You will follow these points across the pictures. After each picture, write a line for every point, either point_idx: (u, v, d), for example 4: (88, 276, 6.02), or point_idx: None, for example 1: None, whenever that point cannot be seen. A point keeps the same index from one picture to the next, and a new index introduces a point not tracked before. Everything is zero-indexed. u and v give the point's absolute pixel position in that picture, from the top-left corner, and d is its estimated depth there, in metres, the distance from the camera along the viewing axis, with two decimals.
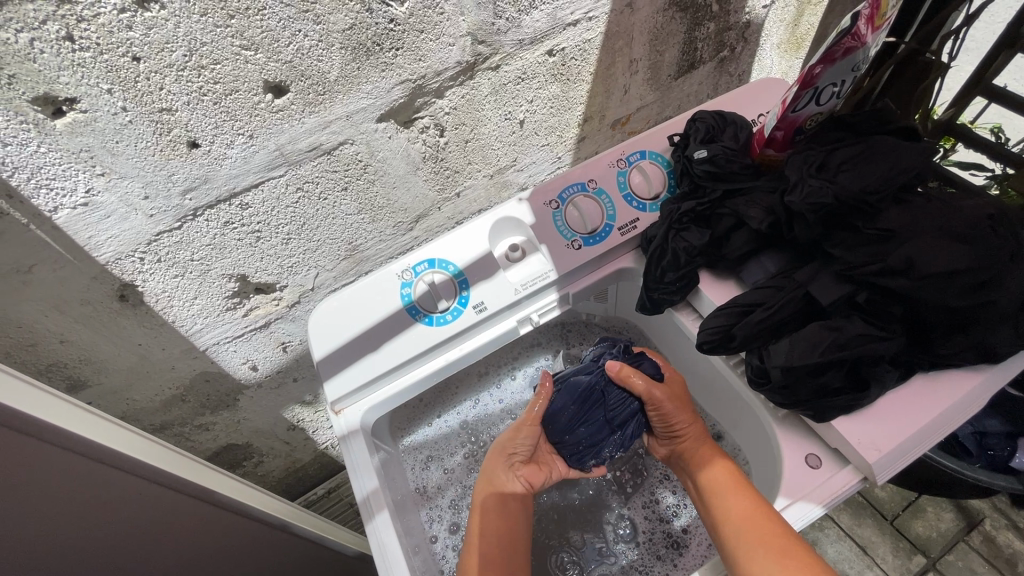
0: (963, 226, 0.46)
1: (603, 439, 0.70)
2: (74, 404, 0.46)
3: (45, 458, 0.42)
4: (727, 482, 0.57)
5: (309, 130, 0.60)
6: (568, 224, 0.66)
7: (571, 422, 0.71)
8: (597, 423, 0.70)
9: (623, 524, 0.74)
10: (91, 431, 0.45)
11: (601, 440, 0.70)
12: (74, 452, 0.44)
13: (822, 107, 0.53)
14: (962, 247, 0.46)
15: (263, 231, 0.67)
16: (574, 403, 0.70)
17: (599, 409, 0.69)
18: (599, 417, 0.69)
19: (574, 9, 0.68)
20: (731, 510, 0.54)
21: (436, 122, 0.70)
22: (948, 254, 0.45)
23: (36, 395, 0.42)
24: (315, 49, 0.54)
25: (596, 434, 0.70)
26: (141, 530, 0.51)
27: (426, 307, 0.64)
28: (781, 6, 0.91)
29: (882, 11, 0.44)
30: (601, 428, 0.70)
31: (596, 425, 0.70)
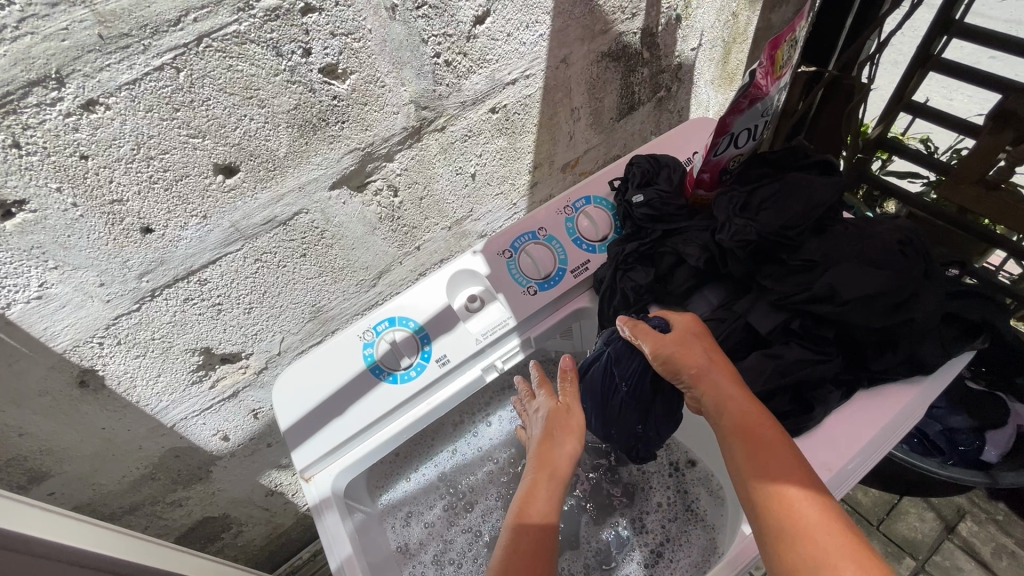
0: (876, 251, 0.50)
1: (633, 430, 0.66)
2: (24, 504, 0.49)
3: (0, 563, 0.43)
4: (755, 473, 0.47)
5: (263, 204, 0.62)
6: (522, 271, 0.68)
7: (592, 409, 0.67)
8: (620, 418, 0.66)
9: None
10: (40, 529, 0.48)
11: (628, 430, 0.66)
12: (26, 551, 0.46)
13: (741, 150, 0.56)
14: (878, 272, 0.49)
15: (224, 303, 0.68)
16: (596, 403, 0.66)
17: (618, 394, 0.65)
18: (621, 403, 0.65)
19: (511, 69, 0.72)
20: (767, 516, 0.45)
21: (389, 184, 0.72)
22: (866, 279, 0.49)
23: None
24: (262, 130, 0.57)
25: (620, 422, 0.66)
26: None
27: (389, 365, 0.64)
28: (707, 47, 0.98)
29: (776, 64, 0.48)
30: (625, 413, 0.65)
31: (619, 412, 0.66)
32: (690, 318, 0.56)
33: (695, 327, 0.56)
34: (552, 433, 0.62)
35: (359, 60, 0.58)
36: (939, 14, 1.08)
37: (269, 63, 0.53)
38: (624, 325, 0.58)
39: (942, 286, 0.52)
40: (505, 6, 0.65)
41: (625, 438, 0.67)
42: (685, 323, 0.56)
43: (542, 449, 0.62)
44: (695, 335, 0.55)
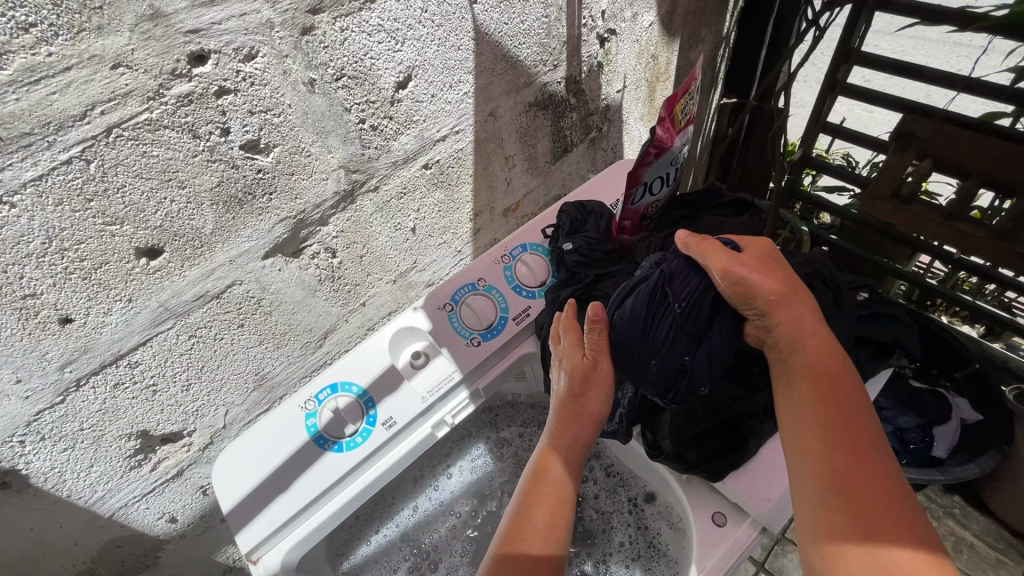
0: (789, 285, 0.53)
1: (676, 364, 0.51)
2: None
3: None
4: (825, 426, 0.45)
5: (192, 281, 0.61)
6: (464, 324, 0.69)
7: (627, 339, 0.54)
8: (666, 357, 0.52)
9: None
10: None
11: (670, 363, 0.52)
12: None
13: (657, 196, 0.59)
14: None
15: (159, 383, 0.66)
16: (638, 334, 0.53)
17: (667, 316, 0.52)
18: (670, 330, 0.51)
19: (439, 127, 0.75)
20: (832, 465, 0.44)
21: (326, 246, 0.72)
22: None
23: None
24: (185, 210, 0.56)
25: (663, 355, 0.52)
26: None
27: (334, 434, 0.63)
28: (632, 88, 1.03)
29: (674, 118, 0.51)
30: (672, 342, 0.52)
31: (663, 343, 0.52)
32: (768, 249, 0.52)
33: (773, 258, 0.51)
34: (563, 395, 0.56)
35: (281, 133, 0.59)
36: (840, 44, 1.16)
37: (186, 146, 0.53)
38: (688, 242, 0.52)
39: (853, 312, 0.56)
40: (425, 70, 0.68)
41: (660, 380, 0.53)
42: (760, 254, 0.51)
43: (565, 408, 0.55)
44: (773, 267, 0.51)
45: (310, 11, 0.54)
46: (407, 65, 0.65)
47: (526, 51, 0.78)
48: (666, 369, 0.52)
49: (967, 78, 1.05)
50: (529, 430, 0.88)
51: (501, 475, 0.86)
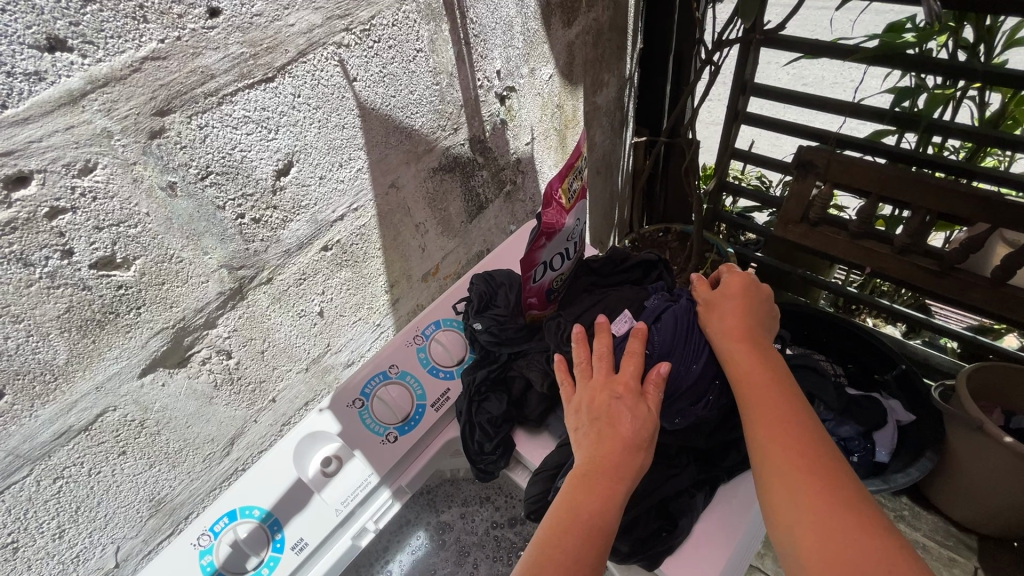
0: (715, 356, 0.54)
1: (713, 371, 0.52)
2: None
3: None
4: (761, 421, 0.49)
5: (48, 420, 0.53)
6: (378, 419, 0.63)
7: (669, 346, 0.52)
8: (701, 367, 0.52)
9: None
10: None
11: (709, 369, 0.52)
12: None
13: (559, 271, 0.57)
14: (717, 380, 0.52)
15: (21, 540, 0.56)
16: (677, 344, 0.52)
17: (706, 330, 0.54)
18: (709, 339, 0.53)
19: (334, 207, 0.70)
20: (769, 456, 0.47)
21: (217, 349, 0.66)
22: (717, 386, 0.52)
23: None
24: (25, 345, 0.49)
25: (702, 363, 0.52)
26: None
27: (235, 570, 0.56)
28: (541, 139, 1.03)
29: (559, 198, 0.49)
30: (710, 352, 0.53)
31: (700, 352, 0.53)
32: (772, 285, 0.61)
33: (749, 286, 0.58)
34: (616, 439, 0.47)
35: (141, 244, 0.53)
36: (735, 78, 1.21)
37: (15, 277, 0.46)
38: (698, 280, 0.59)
39: None
40: (308, 153, 0.64)
41: (694, 390, 0.51)
42: (736, 283, 0.58)
43: (620, 454, 0.47)
44: (740, 292, 0.57)
45: (156, 113, 0.49)
46: (285, 152, 0.61)
47: (421, 119, 0.76)
48: (700, 378, 0.52)
49: (852, 103, 1.11)
50: (471, 509, 0.82)
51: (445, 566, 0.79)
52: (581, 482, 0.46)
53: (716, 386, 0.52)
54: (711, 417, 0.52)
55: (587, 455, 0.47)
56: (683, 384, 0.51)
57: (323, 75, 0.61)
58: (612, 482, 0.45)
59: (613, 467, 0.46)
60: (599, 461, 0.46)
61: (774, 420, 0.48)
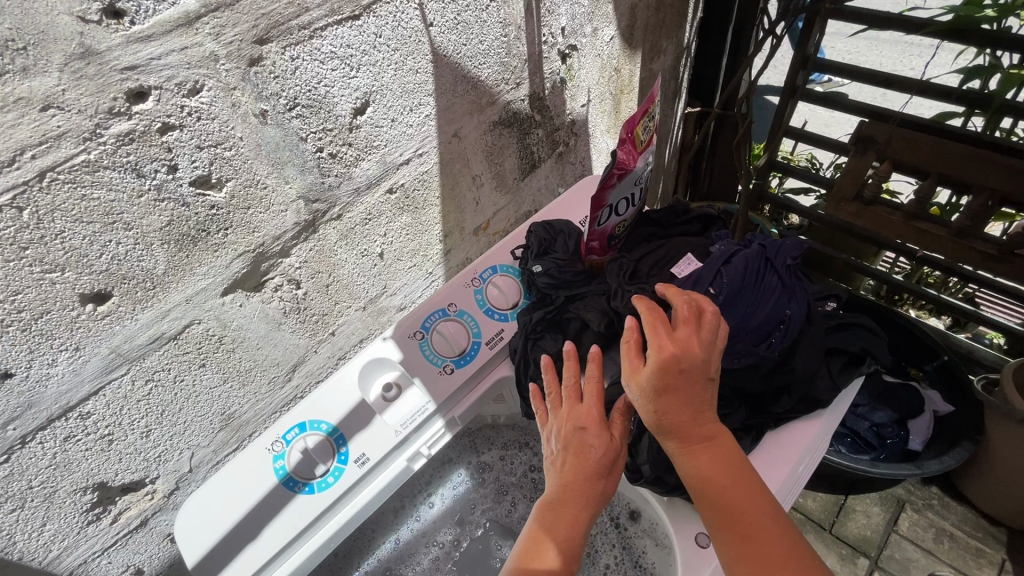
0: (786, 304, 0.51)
1: (781, 314, 0.50)
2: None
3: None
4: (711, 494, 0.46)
5: (145, 324, 0.58)
6: (436, 351, 0.67)
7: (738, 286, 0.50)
8: (769, 310, 0.49)
9: None
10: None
11: (777, 312, 0.50)
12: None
13: (623, 216, 0.58)
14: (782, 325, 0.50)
15: (115, 433, 0.62)
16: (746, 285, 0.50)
17: (775, 273, 0.51)
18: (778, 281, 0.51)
19: (402, 150, 0.73)
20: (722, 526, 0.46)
21: (289, 278, 0.70)
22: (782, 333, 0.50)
23: None
24: (133, 252, 0.54)
25: (771, 305, 0.50)
26: None
27: (304, 475, 0.61)
28: (596, 102, 1.03)
29: (635, 140, 0.51)
30: (780, 294, 0.50)
31: (770, 294, 0.50)
32: (710, 316, 0.47)
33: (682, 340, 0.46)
34: (582, 465, 0.50)
35: (233, 167, 0.57)
36: (795, 53, 1.18)
37: (130, 186, 0.50)
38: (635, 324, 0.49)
39: (822, 324, 0.56)
40: (384, 95, 0.66)
41: (761, 332, 0.49)
42: (666, 356, 0.46)
43: (584, 484, 0.50)
44: (678, 371, 0.45)
45: (256, 41, 0.52)
46: (364, 91, 0.64)
47: (487, 70, 0.78)
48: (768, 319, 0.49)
49: (919, 81, 1.08)
50: (510, 452, 0.85)
51: (484, 502, 0.84)
52: (550, 509, 0.50)
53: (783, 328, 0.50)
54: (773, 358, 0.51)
55: (555, 485, 0.51)
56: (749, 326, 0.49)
57: (403, 17, 0.63)
58: (579, 505, 0.50)
59: (579, 492, 0.50)
60: (567, 488, 0.50)
61: (729, 501, 0.46)
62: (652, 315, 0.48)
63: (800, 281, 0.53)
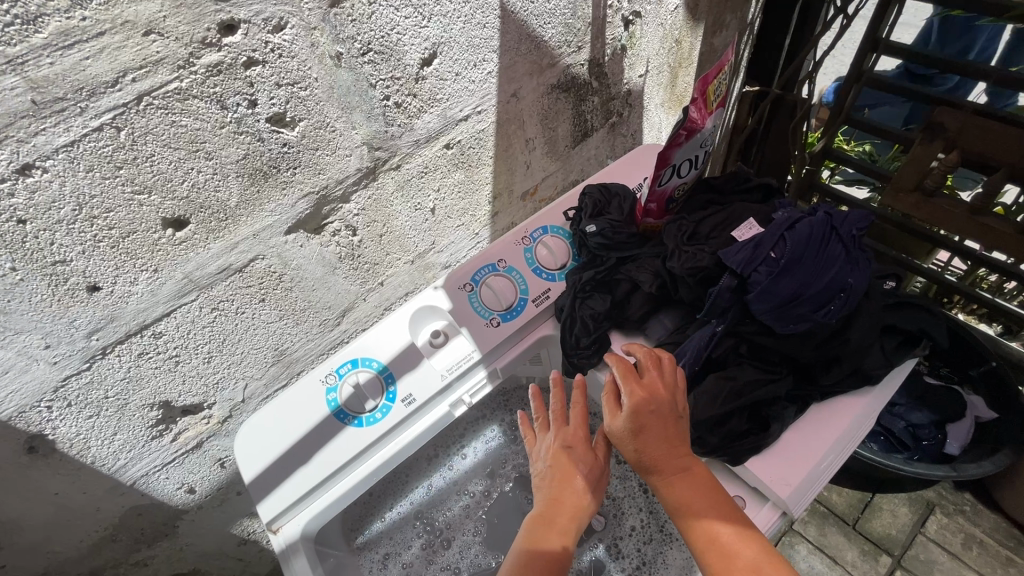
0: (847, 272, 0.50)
1: (842, 282, 0.49)
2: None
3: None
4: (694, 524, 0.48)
5: (216, 254, 0.62)
6: (484, 304, 0.69)
7: (802, 250, 0.49)
8: (830, 278, 0.49)
9: None
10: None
11: (838, 280, 0.49)
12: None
13: (685, 179, 0.59)
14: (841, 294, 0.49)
15: (182, 355, 0.67)
16: (809, 251, 0.49)
17: (840, 242, 0.50)
18: (841, 251, 0.50)
19: (463, 106, 0.74)
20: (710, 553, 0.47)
21: (347, 224, 0.73)
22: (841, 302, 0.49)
23: None
24: (211, 181, 0.56)
25: (833, 273, 0.49)
26: None
27: (354, 409, 0.64)
28: (654, 73, 1.02)
29: (707, 98, 0.51)
30: (842, 263, 0.50)
31: (833, 262, 0.49)
32: (668, 361, 0.54)
33: (656, 383, 0.52)
34: (569, 482, 0.55)
35: (307, 107, 0.59)
36: (866, 35, 1.13)
37: (213, 116, 0.53)
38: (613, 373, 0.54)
39: (880, 301, 0.55)
40: (451, 47, 0.67)
41: (819, 299, 0.49)
42: (638, 398, 0.51)
43: (570, 503, 0.54)
44: (651, 411, 0.50)
45: None
46: (433, 42, 0.65)
47: (551, 31, 0.77)
48: (828, 287, 0.49)
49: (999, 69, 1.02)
50: None
51: (515, 459, 0.86)
52: (539, 524, 0.53)
53: (840, 298, 0.50)
54: (829, 326, 0.51)
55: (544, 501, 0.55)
56: (809, 291, 0.49)
57: None
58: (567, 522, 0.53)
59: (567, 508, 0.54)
60: (556, 504, 0.54)
61: (712, 529, 0.48)
62: (622, 363, 0.53)
63: (864, 253, 0.53)
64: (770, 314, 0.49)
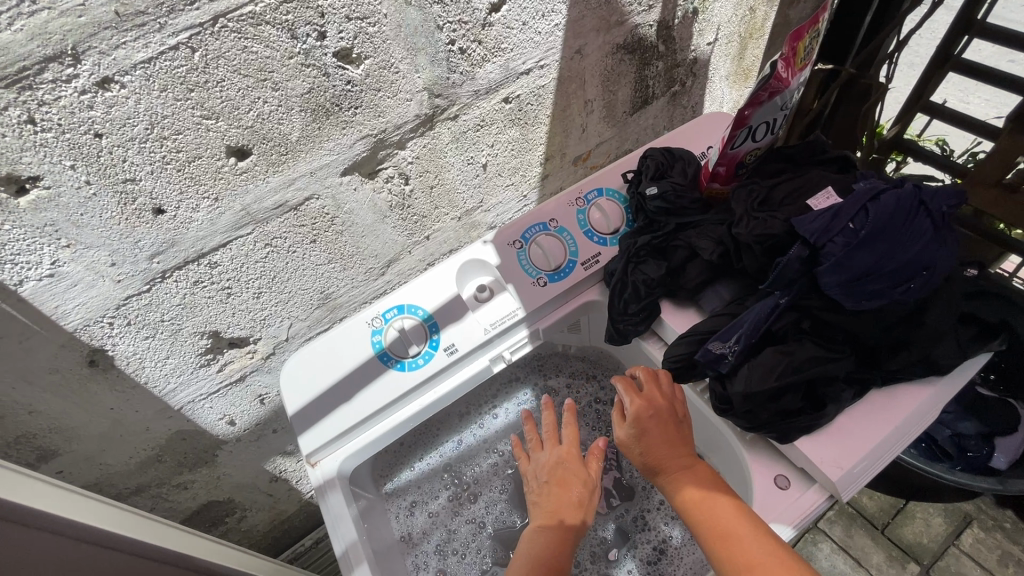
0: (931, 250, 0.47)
1: (925, 260, 0.47)
2: (63, 489, 0.48)
3: (35, 543, 0.43)
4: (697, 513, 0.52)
5: (274, 188, 0.62)
6: (532, 263, 0.68)
7: (885, 223, 0.46)
8: (912, 254, 0.46)
9: None
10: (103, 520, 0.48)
11: (921, 257, 0.46)
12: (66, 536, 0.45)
13: (759, 144, 0.56)
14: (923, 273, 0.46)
15: (234, 287, 0.68)
16: (892, 224, 0.46)
17: (928, 217, 0.47)
18: (928, 227, 0.47)
19: (526, 58, 0.72)
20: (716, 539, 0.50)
21: (400, 171, 0.72)
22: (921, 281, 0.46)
23: (22, 483, 0.43)
24: (275, 113, 0.56)
25: (916, 249, 0.46)
26: None
27: (397, 353, 0.64)
28: (723, 41, 0.97)
29: (798, 56, 0.48)
30: (927, 240, 0.47)
31: (918, 236, 0.46)
32: (666, 375, 0.60)
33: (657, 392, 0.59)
34: (564, 492, 0.66)
35: (373, 45, 0.58)
36: (957, 15, 1.05)
37: (283, 46, 0.52)
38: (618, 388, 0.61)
39: (959, 288, 0.52)
40: None
41: (897, 276, 0.46)
42: (639, 406, 0.58)
43: (566, 511, 0.64)
44: (650, 417, 0.57)
45: None
46: None
47: None
48: (908, 264, 0.46)
49: None
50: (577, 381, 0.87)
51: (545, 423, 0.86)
52: (543, 525, 0.64)
53: (920, 277, 0.47)
54: (904, 306, 0.48)
55: (545, 507, 0.66)
56: (888, 267, 0.46)
57: None
58: (563, 524, 0.64)
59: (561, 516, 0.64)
60: (554, 510, 0.65)
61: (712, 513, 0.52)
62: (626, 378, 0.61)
63: (951, 231, 0.49)
64: (842, 288, 0.47)
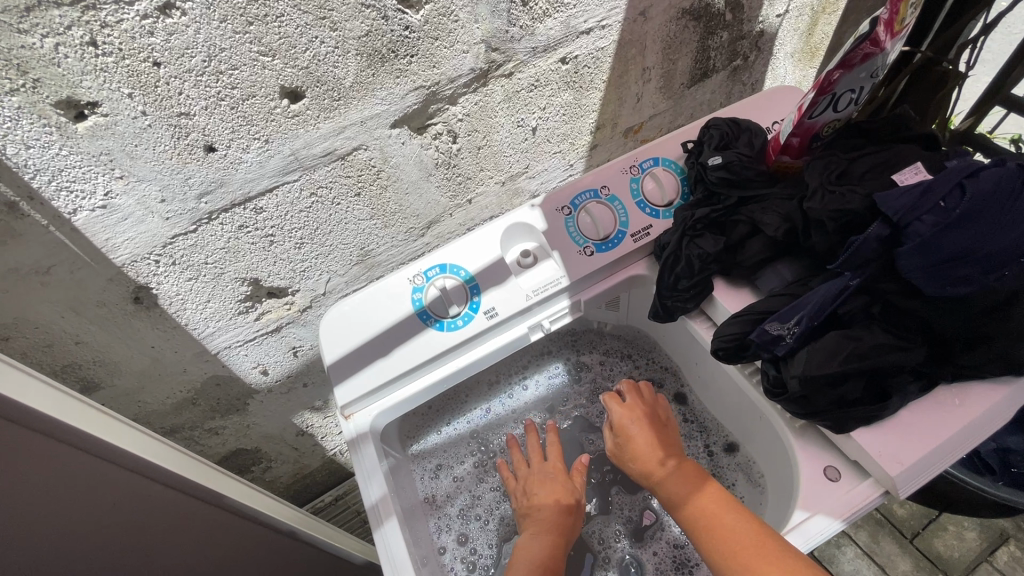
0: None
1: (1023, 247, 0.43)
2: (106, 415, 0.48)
3: (73, 459, 0.43)
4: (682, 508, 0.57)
5: (324, 135, 0.61)
6: (580, 231, 0.65)
7: (982, 205, 0.43)
8: (1008, 239, 0.43)
9: (629, 565, 0.71)
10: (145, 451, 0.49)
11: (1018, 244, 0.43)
12: (107, 459, 0.46)
13: (840, 114, 0.53)
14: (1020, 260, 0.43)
15: (276, 235, 0.68)
16: (989, 206, 0.43)
17: None
18: None
19: (588, 16, 0.69)
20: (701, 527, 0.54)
21: (449, 128, 0.70)
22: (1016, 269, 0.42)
23: (65, 398, 0.43)
24: (331, 55, 0.55)
25: (1014, 235, 0.43)
26: (125, 521, 0.49)
27: (437, 312, 0.63)
28: (794, 13, 0.91)
29: (901, 16, 0.44)
30: None
31: (1019, 221, 0.43)
32: (647, 390, 0.69)
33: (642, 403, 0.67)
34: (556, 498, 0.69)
35: None
36: None
37: None
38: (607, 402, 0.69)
39: None
40: None
41: (987, 261, 0.43)
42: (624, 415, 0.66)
43: (558, 515, 0.68)
44: (634, 422, 0.65)
45: None
46: None
47: None
48: (1002, 249, 0.43)
49: None
50: (611, 359, 0.84)
51: (575, 399, 0.84)
52: (539, 524, 0.67)
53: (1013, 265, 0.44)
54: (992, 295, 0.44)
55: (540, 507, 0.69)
56: (978, 252, 0.43)
57: None
58: (556, 527, 0.67)
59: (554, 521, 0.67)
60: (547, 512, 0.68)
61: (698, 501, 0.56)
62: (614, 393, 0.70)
63: None
64: (924, 270, 0.44)
